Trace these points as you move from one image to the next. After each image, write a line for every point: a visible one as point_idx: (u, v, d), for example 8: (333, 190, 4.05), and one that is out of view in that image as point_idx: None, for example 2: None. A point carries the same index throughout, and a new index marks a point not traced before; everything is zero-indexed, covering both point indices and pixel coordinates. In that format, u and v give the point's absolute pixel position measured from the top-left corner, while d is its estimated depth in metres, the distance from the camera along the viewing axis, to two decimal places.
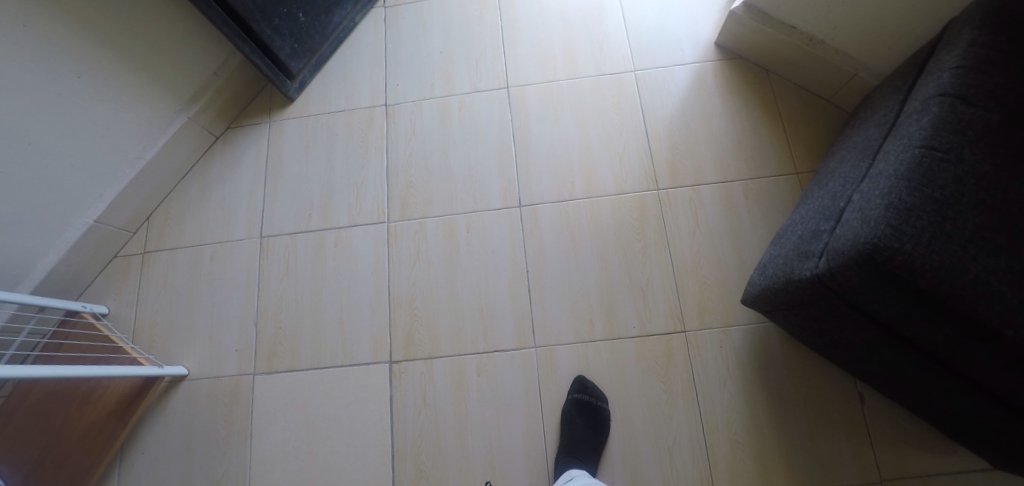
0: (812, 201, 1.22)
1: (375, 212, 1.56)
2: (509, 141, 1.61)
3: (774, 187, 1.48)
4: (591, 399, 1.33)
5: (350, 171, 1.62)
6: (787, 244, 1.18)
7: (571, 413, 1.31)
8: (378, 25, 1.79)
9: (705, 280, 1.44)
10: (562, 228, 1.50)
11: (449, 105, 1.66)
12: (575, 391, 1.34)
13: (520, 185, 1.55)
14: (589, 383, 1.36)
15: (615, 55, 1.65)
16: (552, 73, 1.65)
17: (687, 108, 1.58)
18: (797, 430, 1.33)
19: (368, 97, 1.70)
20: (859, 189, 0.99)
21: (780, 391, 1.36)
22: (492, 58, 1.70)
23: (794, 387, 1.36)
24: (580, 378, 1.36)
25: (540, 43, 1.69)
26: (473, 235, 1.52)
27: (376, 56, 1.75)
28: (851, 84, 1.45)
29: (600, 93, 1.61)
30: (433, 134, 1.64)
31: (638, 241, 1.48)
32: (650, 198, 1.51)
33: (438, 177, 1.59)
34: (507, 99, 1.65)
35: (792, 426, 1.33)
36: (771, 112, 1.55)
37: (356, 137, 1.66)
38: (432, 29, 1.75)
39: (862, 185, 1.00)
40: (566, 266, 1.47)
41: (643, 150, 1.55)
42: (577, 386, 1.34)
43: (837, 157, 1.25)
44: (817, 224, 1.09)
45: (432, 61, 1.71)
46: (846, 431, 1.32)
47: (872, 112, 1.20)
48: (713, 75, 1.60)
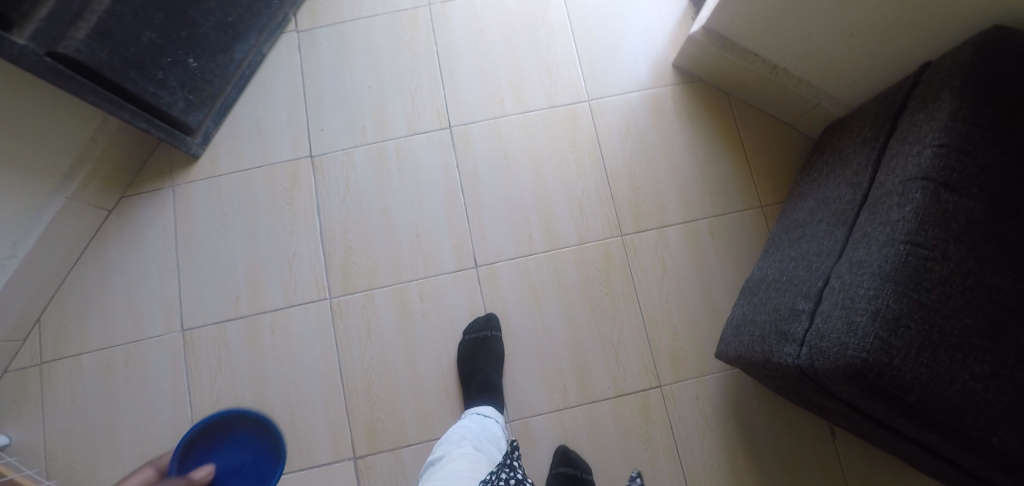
0: (783, 258, 1.16)
1: (314, 287, 1.41)
2: (457, 190, 1.45)
3: (740, 223, 1.42)
4: (576, 472, 1.26)
5: (280, 241, 1.43)
6: (760, 310, 1.12)
7: None
8: (293, 56, 1.53)
9: (676, 329, 1.38)
10: (522, 287, 1.40)
11: (386, 152, 1.47)
12: (558, 465, 1.28)
13: (474, 240, 1.42)
14: (572, 454, 1.29)
15: (567, 83, 1.50)
16: (499, 107, 1.48)
17: (647, 141, 1.47)
18: (774, 470, 1.31)
19: (288, 148, 1.48)
20: (837, 274, 0.92)
21: (755, 436, 1.34)
22: (429, 92, 1.50)
23: (768, 426, 1.34)
24: (563, 450, 1.30)
25: (483, 72, 1.51)
26: (427, 304, 1.39)
27: (293, 95, 1.51)
28: (814, 112, 1.37)
29: (553, 129, 1.47)
30: (372, 188, 1.46)
31: (606, 294, 1.39)
32: (614, 243, 1.41)
33: (381, 239, 1.43)
34: (451, 140, 1.47)
35: (769, 467, 1.31)
36: (733, 141, 1.48)
37: (280, 199, 1.45)
38: (357, 60, 1.53)
39: (840, 268, 0.93)
40: (532, 328, 1.38)
41: (603, 192, 1.44)
42: (560, 459, 1.28)
43: (806, 208, 1.18)
44: (791, 299, 1.02)
45: (361, 101, 1.50)
46: (821, 466, 1.32)
47: (842, 162, 1.13)
48: (672, 101, 1.50)
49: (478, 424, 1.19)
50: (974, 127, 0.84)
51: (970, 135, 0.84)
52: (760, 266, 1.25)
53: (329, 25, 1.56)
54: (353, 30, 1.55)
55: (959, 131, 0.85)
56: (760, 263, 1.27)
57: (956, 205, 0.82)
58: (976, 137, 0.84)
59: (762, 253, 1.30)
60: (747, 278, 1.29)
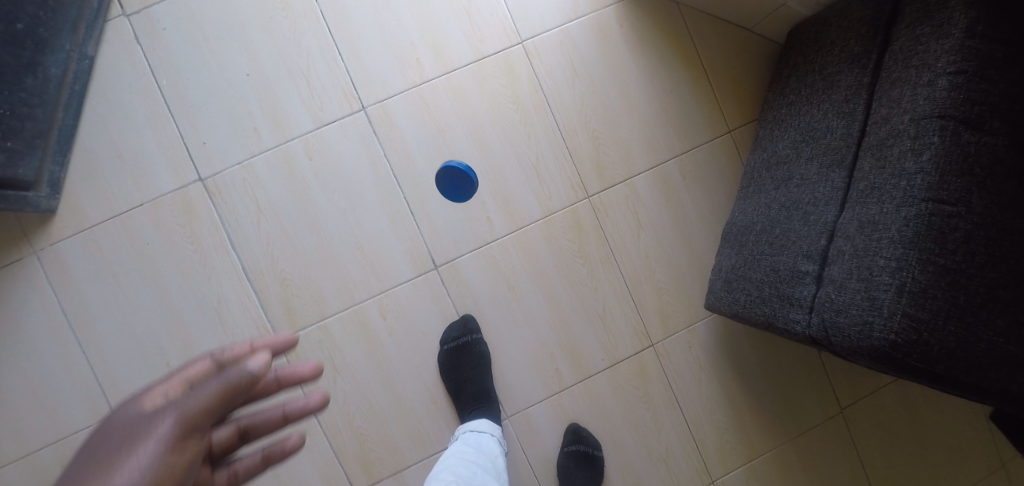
0: (770, 204, 1.04)
1: (255, 332, 1.22)
2: (393, 184, 1.22)
3: (711, 156, 1.28)
4: (588, 449, 1.24)
5: (196, 290, 1.22)
6: (752, 268, 1.02)
7: (567, 467, 1.21)
8: (132, 50, 1.19)
9: (660, 284, 1.28)
10: (492, 277, 1.24)
11: (293, 154, 1.20)
12: (570, 443, 1.24)
13: (427, 237, 1.23)
14: (583, 431, 1.25)
15: (491, 24, 1.23)
16: (416, 71, 1.21)
17: (597, 80, 1.26)
18: (767, 392, 1.33)
19: (168, 174, 1.20)
20: (845, 234, 0.81)
21: (747, 364, 1.33)
22: (325, 67, 1.20)
23: (757, 352, 1.34)
24: (574, 428, 1.25)
25: (386, 28, 1.20)
26: (392, 320, 1.23)
27: (150, 103, 1.19)
28: (776, 14, 1.18)
29: (488, 87, 1.23)
30: (289, 203, 1.21)
31: (583, 265, 1.26)
32: (582, 207, 1.25)
33: (316, 260, 1.22)
34: (369, 124, 1.21)
35: (763, 391, 1.33)
36: (688, 60, 1.28)
37: (180, 239, 1.21)
38: (220, 40, 1.19)
39: (845, 225, 0.82)
40: (512, 320, 1.25)
41: (559, 151, 1.25)
42: (572, 437, 1.24)
43: (790, 141, 1.04)
44: (790, 259, 0.92)
45: (242, 95, 1.19)
46: (808, 376, 1.35)
47: (828, 84, 0.97)
48: (618, 24, 1.26)
49: (474, 444, 1.11)
50: (994, 44, 0.70)
51: (990, 54, 0.70)
52: (743, 211, 1.13)
53: None
54: (202, 1, 1.19)
55: (979, 51, 0.70)
56: (742, 206, 1.15)
57: (978, 144, 0.70)
58: (996, 57, 0.71)
59: (742, 192, 1.17)
60: (730, 222, 1.17)
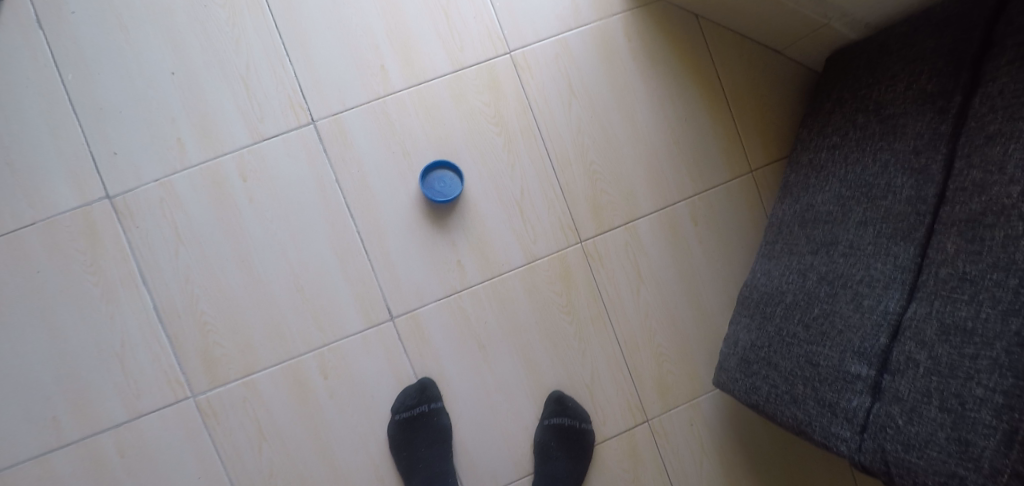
0: (803, 272, 0.82)
1: (166, 386, 0.99)
2: (343, 214, 1.00)
3: (728, 200, 1.08)
4: (572, 423, 1.01)
5: (96, 331, 0.98)
6: (779, 353, 0.81)
7: (548, 444, 1.00)
8: (32, 36, 0.96)
9: (661, 350, 1.06)
10: (459, 334, 1.02)
11: (223, 174, 0.98)
12: (551, 415, 1.01)
13: (382, 280, 1.01)
14: (568, 400, 1.02)
15: (474, 29, 1.02)
16: (380, 80, 1.00)
17: (597, 102, 1.05)
18: (772, 473, 1.06)
19: (69, 189, 0.97)
20: (920, 338, 0.62)
21: (752, 440, 1.06)
22: (269, 70, 0.99)
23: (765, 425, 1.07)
24: (557, 395, 1.02)
25: (344, 26, 1.00)
26: (335, 380, 1.00)
27: (53, 103, 0.97)
28: (816, 35, 0.98)
29: (466, 105, 1.02)
30: (215, 231, 0.99)
31: (570, 323, 1.04)
32: (572, 253, 1.04)
33: (247, 301, 0.99)
34: (320, 141, 1.00)
35: (766, 471, 1.06)
36: (707, 84, 1.08)
37: (77, 268, 0.98)
38: (142, 31, 0.97)
39: (919, 325, 0.63)
40: (481, 386, 1.02)
41: (549, 185, 1.04)
42: (554, 407, 1.01)
43: (831, 193, 0.83)
44: (834, 354, 0.72)
45: (165, 98, 0.98)
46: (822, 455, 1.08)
47: (888, 128, 0.77)
48: (626, 37, 1.06)
49: None
50: None
51: None
52: (766, 273, 0.91)
53: None
54: None
55: None
56: (765, 267, 0.93)
57: None
58: None
59: (765, 249, 0.96)
60: (748, 285, 0.95)
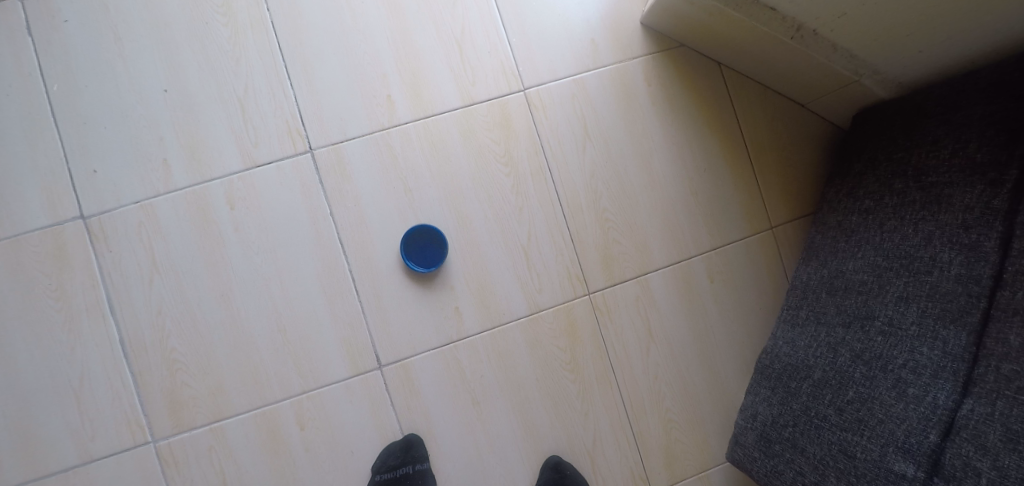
0: (833, 346, 0.75)
1: (124, 429, 0.89)
2: (336, 250, 0.93)
3: (746, 257, 1.01)
4: None
5: (53, 364, 0.89)
6: (807, 436, 0.73)
7: None
8: (20, 43, 0.91)
9: (669, 416, 0.97)
10: (452, 388, 0.94)
11: (209, 200, 0.92)
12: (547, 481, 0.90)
13: (372, 324, 0.93)
14: (567, 466, 0.92)
15: (488, 64, 0.97)
16: (386, 111, 0.95)
17: (613, 146, 1.00)
18: None
19: (40, 206, 0.90)
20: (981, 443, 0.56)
21: None
22: (268, 93, 0.94)
23: None
24: (555, 460, 0.92)
25: (352, 53, 0.95)
26: (312, 432, 0.91)
27: (34, 114, 0.91)
28: (846, 91, 0.93)
29: (475, 141, 0.96)
30: (195, 261, 0.91)
31: (573, 382, 0.96)
32: (579, 306, 0.97)
33: (222, 340, 0.91)
34: (316, 171, 0.93)
35: None
36: (728, 134, 1.03)
37: (39, 293, 0.89)
38: (139, 45, 0.92)
39: (978, 426, 0.58)
40: (472, 447, 0.93)
41: (558, 231, 0.97)
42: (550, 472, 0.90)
43: (864, 261, 0.76)
44: (875, 447, 0.65)
45: (154, 116, 0.92)
46: None
47: (931, 197, 0.71)
48: (646, 81, 1.01)
49: None
50: None
51: None
52: (788, 343, 0.83)
53: None
54: None
55: None
56: (787, 335, 0.84)
57: None
58: None
59: (785, 314, 0.88)
60: (768, 354, 0.86)
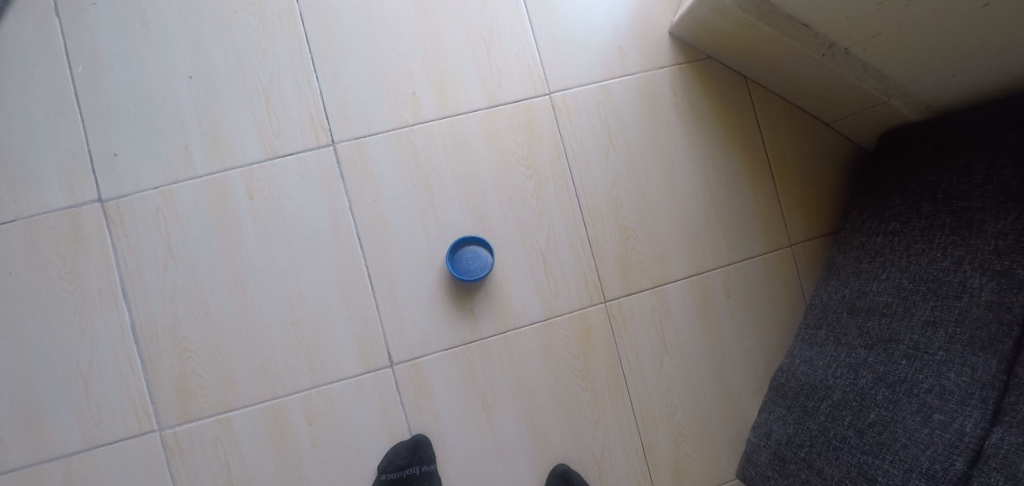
0: (855, 368, 0.74)
1: (130, 415, 0.88)
2: (353, 244, 0.92)
3: (764, 272, 1.00)
4: None
5: (63, 346, 0.88)
6: (825, 457, 0.72)
7: None
8: (47, 23, 0.90)
9: (680, 430, 0.96)
10: (463, 390, 0.93)
11: (229, 189, 0.91)
12: None
13: (385, 321, 0.92)
14: (575, 475, 0.91)
15: (514, 65, 0.97)
16: (410, 108, 0.94)
17: (635, 155, 0.99)
18: None
19: (59, 186, 0.89)
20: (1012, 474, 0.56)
21: None
22: (293, 85, 0.93)
23: None
24: (562, 468, 0.91)
25: (379, 48, 0.94)
26: (320, 427, 0.90)
27: (57, 94, 0.90)
28: (873, 111, 0.93)
29: (498, 143, 0.96)
30: (211, 249, 0.90)
31: (585, 390, 0.95)
32: (595, 313, 0.96)
33: (234, 330, 0.90)
34: (338, 165, 0.93)
35: None
36: (751, 148, 1.02)
37: (53, 274, 0.88)
38: (167, 30, 0.92)
39: (1007, 455, 0.57)
40: (480, 450, 0.92)
41: (577, 237, 0.97)
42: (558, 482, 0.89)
43: (889, 283, 0.75)
44: (897, 472, 0.64)
45: (178, 102, 0.91)
46: None
47: (961, 221, 0.70)
48: (672, 91, 1.01)
49: None
50: None
51: None
52: (806, 362, 0.82)
53: None
54: None
55: None
56: (805, 354, 0.84)
57: None
58: None
59: (804, 332, 0.87)
60: (785, 372, 0.85)
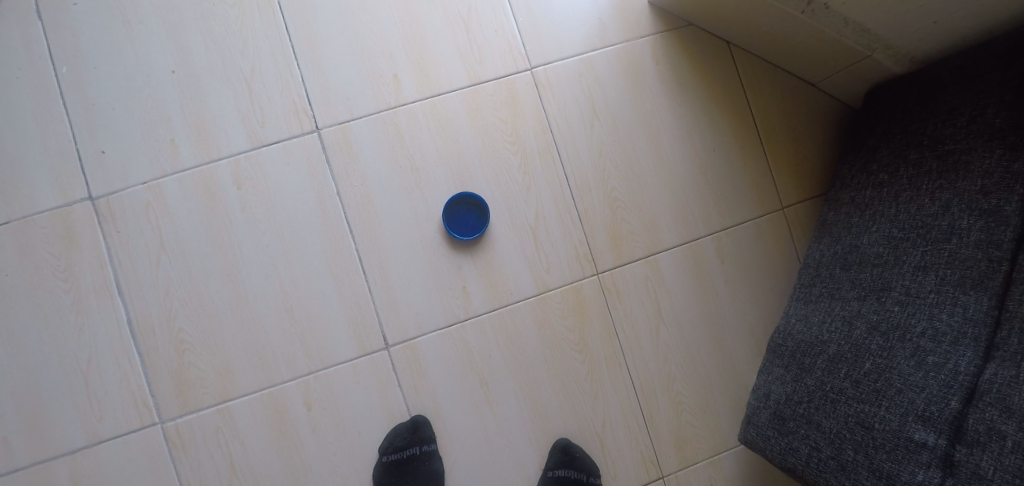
0: (848, 320, 0.74)
1: (132, 409, 0.89)
2: (343, 229, 0.93)
3: (757, 237, 1.00)
4: (580, 477, 0.88)
5: (61, 344, 0.89)
6: (822, 411, 0.71)
7: None
8: (29, 26, 0.91)
9: (680, 399, 0.96)
10: (460, 368, 0.93)
11: (217, 180, 0.92)
12: (557, 467, 0.89)
13: (379, 304, 0.92)
14: (577, 449, 0.91)
15: (494, 42, 0.97)
16: (393, 90, 0.95)
17: (620, 126, 0.99)
18: None
19: (49, 186, 0.90)
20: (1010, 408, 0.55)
21: None
22: (274, 73, 0.94)
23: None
24: (564, 443, 0.91)
25: (358, 32, 0.95)
26: (319, 412, 0.90)
27: (43, 96, 0.91)
28: (857, 68, 0.92)
29: (482, 121, 0.96)
30: (203, 241, 0.91)
31: (582, 363, 0.95)
32: (588, 286, 0.96)
33: (229, 320, 0.90)
34: (323, 150, 0.93)
35: None
36: (737, 113, 1.02)
37: (48, 273, 0.89)
38: (147, 27, 0.93)
39: (1002, 389, 0.57)
40: (481, 428, 0.92)
41: (566, 211, 0.97)
42: (560, 457, 0.89)
43: (879, 234, 0.75)
44: (894, 417, 0.64)
45: (162, 97, 0.92)
46: None
47: (947, 165, 0.70)
48: (654, 60, 1.00)
49: None
50: None
51: None
52: (801, 320, 0.82)
53: None
54: None
55: None
56: (800, 312, 0.83)
57: None
58: None
59: (798, 292, 0.86)
60: (780, 332, 0.85)
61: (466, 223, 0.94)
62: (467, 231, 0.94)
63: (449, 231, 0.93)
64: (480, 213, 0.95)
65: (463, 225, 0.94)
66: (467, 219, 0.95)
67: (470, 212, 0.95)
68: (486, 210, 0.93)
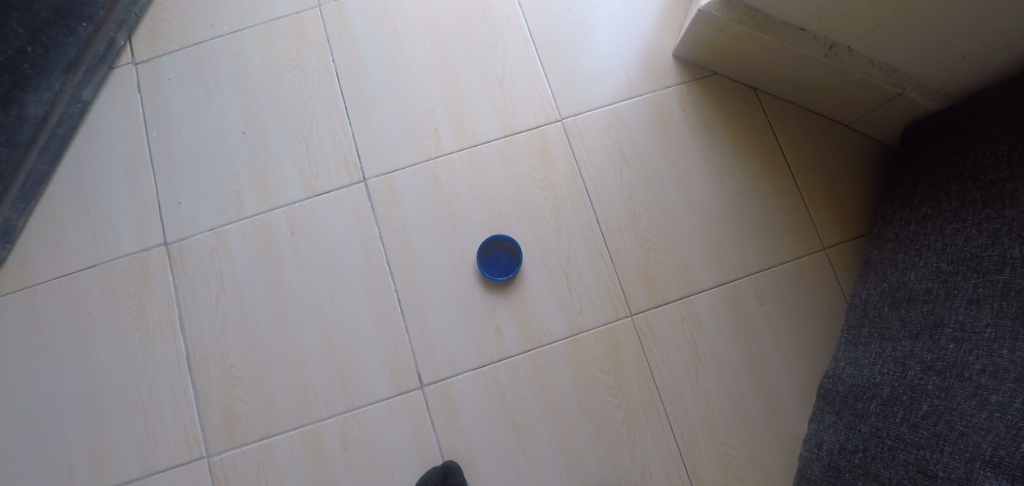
0: (901, 361, 0.70)
1: (182, 443, 0.93)
2: (383, 271, 0.98)
3: (798, 277, 0.97)
4: None
5: (127, 378, 0.96)
6: (880, 461, 0.67)
7: None
8: (131, 99, 1.07)
9: (725, 450, 0.90)
10: (493, 410, 0.92)
11: (273, 227, 1.00)
12: None
13: (415, 344, 0.95)
14: None
15: (527, 97, 1.05)
16: (433, 142, 1.03)
17: (649, 170, 1.02)
18: None
19: (133, 234, 1.01)
20: None
21: None
22: (329, 131, 1.04)
23: None
24: None
25: (404, 93, 1.05)
26: (354, 451, 0.91)
27: (135, 156, 1.05)
28: (889, 106, 0.92)
29: (515, 169, 1.01)
30: (257, 282, 0.99)
31: (619, 408, 0.92)
32: (621, 328, 0.95)
33: (276, 358, 0.95)
34: (368, 198, 1.01)
35: None
36: (768, 157, 1.02)
37: (123, 311, 0.98)
38: (224, 96, 1.07)
39: None
40: (515, 473, 0.90)
41: (598, 253, 0.98)
42: None
43: (926, 269, 0.72)
44: (958, 463, 0.57)
45: (233, 154, 1.04)
46: None
47: (993, 194, 0.67)
48: (681, 106, 1.04)
49: None
50: None
51: None
52: (851, 363, 0.79)
53: (181, 48, 1.09)
54: (215, 54, 1.09)
55: None
56: (850, 355, 0.81)
57: None
58: None
59: (847, 334, 0.84)
60: (830, 377, 0.82)
61: (500, 264, 0.98)
62: (501, 273, 0.97)
63: (483, 273, 0.97)
64: (513, 255, 0.98)
65: (496, 267, 0.98)
66: (503, 260, 0.98)
67: (503, 255, 0.99)
68: (519, 252, 0.97)
